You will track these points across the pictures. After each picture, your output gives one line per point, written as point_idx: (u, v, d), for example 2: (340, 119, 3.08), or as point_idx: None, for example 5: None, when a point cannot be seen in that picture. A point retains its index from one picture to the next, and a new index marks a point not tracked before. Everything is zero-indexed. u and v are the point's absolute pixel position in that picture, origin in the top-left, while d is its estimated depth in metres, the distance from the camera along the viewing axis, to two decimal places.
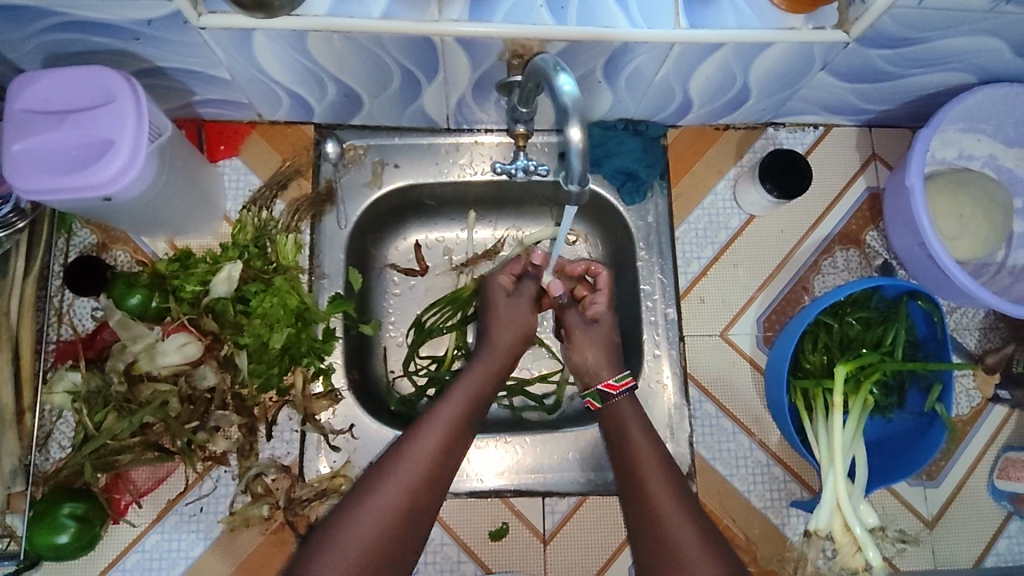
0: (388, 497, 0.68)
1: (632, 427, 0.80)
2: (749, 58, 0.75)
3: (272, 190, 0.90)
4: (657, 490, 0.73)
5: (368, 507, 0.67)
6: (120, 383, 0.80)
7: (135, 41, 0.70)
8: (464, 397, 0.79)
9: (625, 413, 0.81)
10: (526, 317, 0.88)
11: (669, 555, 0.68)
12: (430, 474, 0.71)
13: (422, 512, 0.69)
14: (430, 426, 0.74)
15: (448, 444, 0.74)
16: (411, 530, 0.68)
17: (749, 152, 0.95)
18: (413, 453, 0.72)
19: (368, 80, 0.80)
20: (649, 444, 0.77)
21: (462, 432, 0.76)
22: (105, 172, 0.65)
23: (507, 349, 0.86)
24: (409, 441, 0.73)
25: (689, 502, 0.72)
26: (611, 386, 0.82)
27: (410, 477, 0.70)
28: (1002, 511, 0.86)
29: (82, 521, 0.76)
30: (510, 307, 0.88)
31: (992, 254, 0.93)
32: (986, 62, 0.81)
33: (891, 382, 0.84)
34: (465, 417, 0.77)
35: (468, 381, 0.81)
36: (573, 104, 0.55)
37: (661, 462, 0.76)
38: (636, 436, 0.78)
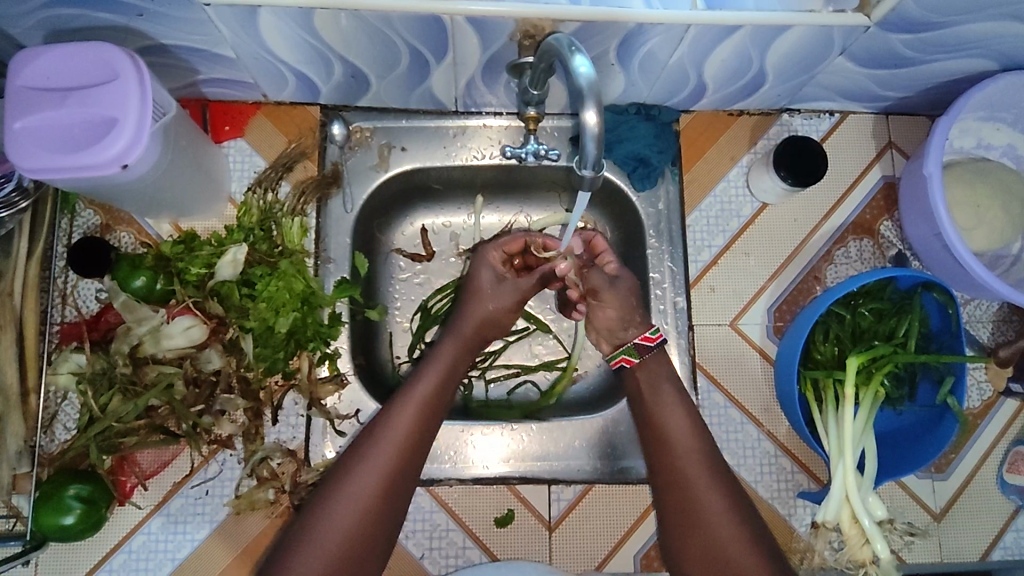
0: (359, 490, 0.68)
1: (665, 395, 0.78)
2: (767, 41, 0.73)
3: (277, 172, 0.89)
4: (685, 453, 0.74)
5: (340, 501, 0.67)
6: (125, 365, 0.80)
7: (139, 17, 0.68)
8: (434, 382, 0.76)
9: (654, 369, 0.81)
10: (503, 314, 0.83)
11: (693, 517, 0.71)
12: (400, 464, 0.70)
13: (396, 500, 0.70)
14: (397, 415, 0.73)
15: (416, 433, 0.72)
16: (387, 519, 0.69)
17: (763, 139, 0.94)
18: (382, 443, 0.71)
19: (375, 60, 0.79)
20: (677, 403, 0.78)
21: (432, 417, 0.74)
22: (107, 152, 0.64)
23: (480, 337, 0.83)
24: (375, 433, 0.71)
25: (720, 470, 0.73)
26: (648, 338, 0.81)
27: (379, 470, 0.69)
28: (1011, 505, 0.86)
29: (87, 503, 0.76)
30: (501, 307, 0.83)
31: (1008, 245, 0.91)
32: (1010, 48, 0.79)
33: (903, 374, 0.83)
34: (433, 403, 0.75)
35: (437, 365, 0.78)
36: (588, 85, 0.54)
37: (695, 433, 0.76)
38: (669, 406, 0.77)
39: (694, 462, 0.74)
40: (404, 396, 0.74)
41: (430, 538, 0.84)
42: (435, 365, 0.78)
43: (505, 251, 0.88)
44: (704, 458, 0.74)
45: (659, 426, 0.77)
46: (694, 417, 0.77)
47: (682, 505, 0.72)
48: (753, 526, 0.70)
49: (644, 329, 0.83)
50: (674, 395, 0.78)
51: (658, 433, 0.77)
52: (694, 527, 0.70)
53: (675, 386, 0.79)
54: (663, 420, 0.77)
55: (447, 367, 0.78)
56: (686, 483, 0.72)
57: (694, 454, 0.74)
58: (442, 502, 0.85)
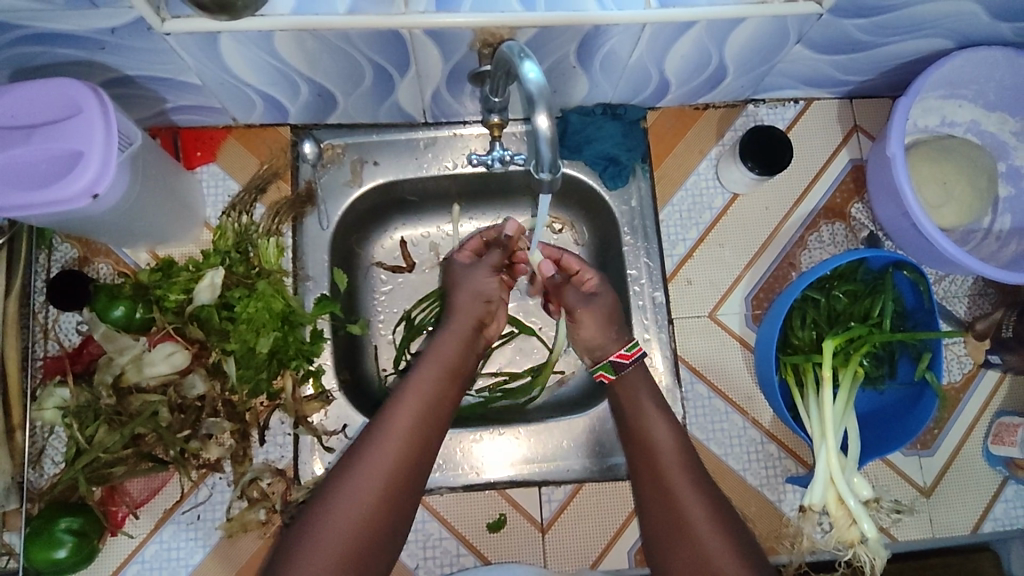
0: (361, 492, 0.67)
1: (648, 408, 0.79)
2: (723, 34, 0.75)
3: (251, 195, 0.90)
4: (668, 465, 0.74)
5: (337, 504, 0.66)
6: (109, 397, 0.80)
7: (101, 51, 0.69)
8: (434, 373, 0.77)
9: (637, 386, 0.81)
10: (494, 291, 0.85)
11: (680, 529, 0.71)
12: (404, 462, 0.70)
13: (402, 496, 0.69)
14: (400, 412, 0.72)
15: (419, 431, 0.72)
16: (390, 520, 0.68)
17: (730, 131, 0.95)
18: (384, 441, 0.70)
19: (340, 78, 0.80)
20: (660, 418, 0.78)
21: (434, 415, 0.74)
22: (73, 187, 0.65)
23: (475, 319, 0.83)
24: (378, 433, 0.71)
25: (705, 484, 0.74)
26: (624, 355, 0.82)
27: (382, 468, 0.69)
28: (998, 476, 0.86)
29: (79, 535, 0.76)
30: (482, 282, 0.85)
31: (978, 220, 0.92)
32: (964, 26, 0.80)
33: (881, 353, 0.84)
34: (435, 400, 0.75)
35: (439, 359, 0.78)
36: (538, 91, 0.54)
37: (681, 447, 0.76)
38: (653, 418, 0.78)
39: (680, 475, 0.74)
40: (408, 392, 0.74)
41: (424, 548, 0.84)
42: (436, 358, 0.78)
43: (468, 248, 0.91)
44: (688, 471, 0.74)
45: (644, 439, 0.77)
46: (679, 430, 0.78)
47: (671, 517, 0.71)
48: (741, 538, 0.70)
49: (620, 346, 0.83)
50: (655, 405, 0.79)
51: (643, 444, 0.77)
52: (683, 539, 0.70)
53: (657, 399, 0.80)
54: (645, 428, 0.77)
55: (449, 358, 0.79)
56: (674, 496, 0.72)
57: (680, 468, 0.74)
58: (434, 511, 0.85)
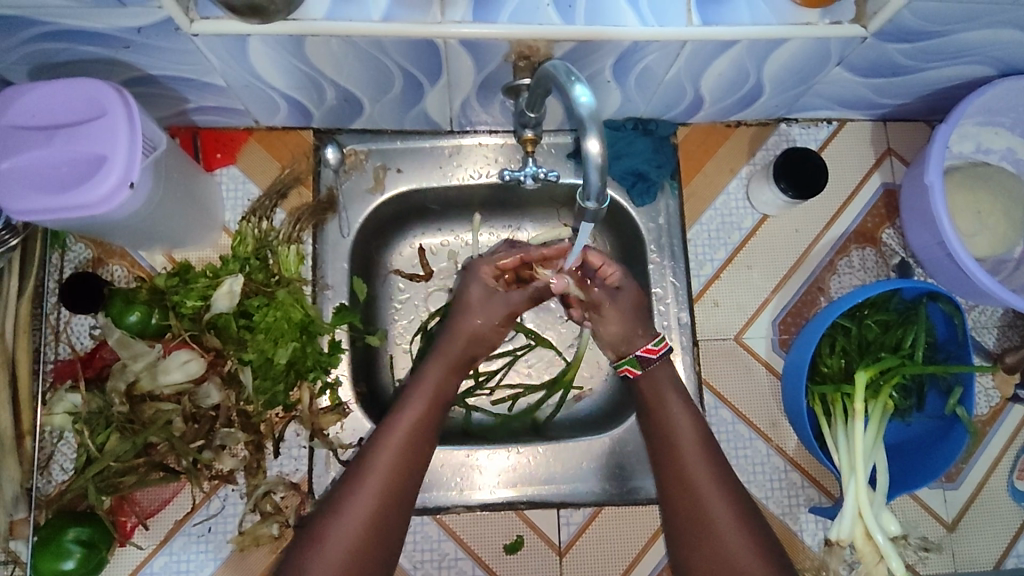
0: (348, 527, 0.65)
1: (670, 401, 0.77)
2: (764, 54, 0.72)
3: (272, 200, 0.87)
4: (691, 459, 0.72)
5: (326, 538, 0.65)
6: (122, 404, 0.78)
7: (125, 50, 0.67)
8: (423, 400, 0.75)
9: (661, 381, 0.79)
10: (494, 328, 0.83)
11: (701, 523, 0.69)
12: (394, 488, 0.69)
13: (390, 523, 0.68)
14: (385, 444, 0.71)
15: (406, 463, 0.70)
16: (381, 547, 0.67)
17: (761, 150, 0.93)
18: (374, 467, 0.69)
19: (368, 83, 0.77)
20: (682, 410, 0.76)
21: (423, 442, 0.73)
22: (96, 191, 0.62)
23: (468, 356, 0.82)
24: (364, 467, 0.69)
25: (727, 478, 0.72)
26: (650, 350, 0.80)
27: (369, 500, 0.67)
28: (1022, 512, 0.85)
29: (87, 546, 0.74)
30: (490, 319, 0.82)
31: (1010, 250, 0.91)
32: (1008, 54, 0.78)
33: (910, 384, 0.83)
34: (424, 428, 0.73)
35: (425, 388, 0.77)
36: (588, 112, 0.52)
37: (703, 443, 0.74)
38: (676, 410, 0.76)
39: (717, 497, 0.70)
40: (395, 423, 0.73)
41: (438, 567, 0.83)
42: (422, 388, 0.76)
43: (497, 265, 0.85)
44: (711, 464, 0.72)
45: (667, 431, 0.75)
46: (711, 447, 0.74)
47: (704, 545, 0.68)
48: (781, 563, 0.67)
49: (646, 341, 0.81)
50: (679, 398, 0.77)
51: (663, 436, 0.75)
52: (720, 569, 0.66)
53: (691, 411, 0.76)
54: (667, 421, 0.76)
55: (436, 386, 0.77)
56: (710, 519, 0.69)
57: (704, 464, 0.72)
58: (451, 531, 0.84)
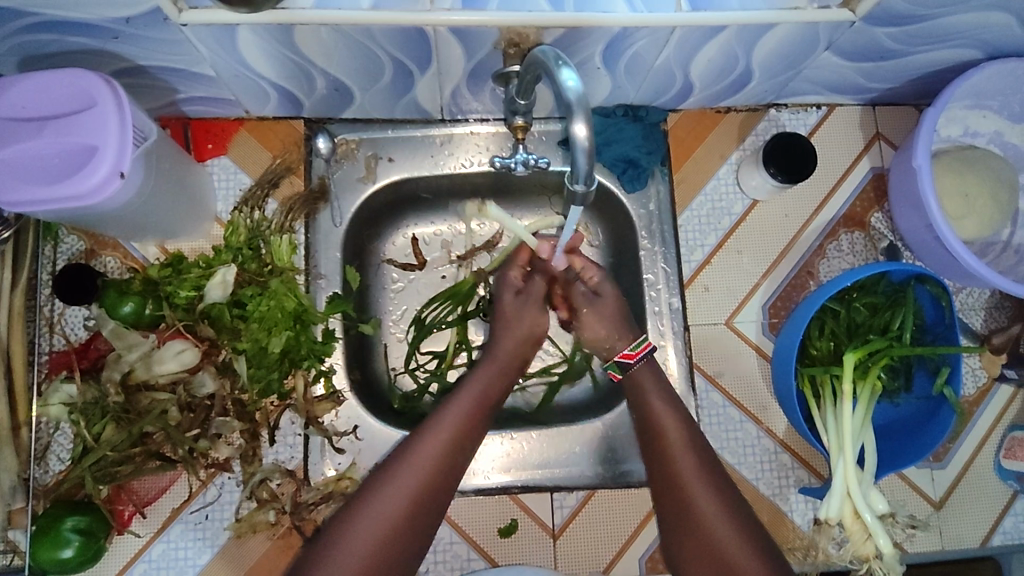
0: (387, 514, 0.65)
1: (654, 399, 0.78)
2: (753, 39, 0.73)
3: (263, 190, 0.88)
4: (680, 457, 0.72)
5: (365, 521, 0.64)
6: (117, 394, 0.79)
7: (114, 40, 0.67)
8: (471, 396, 0.76)
9: (645, 380, 0.80)
10: (538, 327, 0.85)
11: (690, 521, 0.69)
12: (436, 477, 0.69)
13: (427, 511, 0.67)
14: (433, 437, 0.71)
15: (451, 456, 0.70)
16: (412, 535, 0.66)
17: (751, 135, 0.93)
18: (419, 453, 0.69)
19: (358, 72, 0.77)
20: (667, 408, 0.77)
21: (467, 438, 0.73)
22: (87, 182, 0.63)
23: (521, 359, 0.84)
24: (414, 444, 0.70)
25: (715, 473, 0.72)
26: (628, 354, 0.81)
27: (411, 484, 0.67)
28: (1008, 490, 0.87)
29: (85, 535, 0.75)
30: (530, 318, 0.85)
31: (997, 232, 0.91)
32: (994, 37, 0.78)
33: (898, 366, 0.84)
34: (471, 424, 0.74)
35: (474, 392, 0.77)
36: (576, 98, 0.53)
37: (689, 439, 0.74)
38: (659, 408, 0.77)
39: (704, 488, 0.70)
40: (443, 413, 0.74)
41: (434, 552, 0.84)
42: (470, 391, 0.77)
43: None
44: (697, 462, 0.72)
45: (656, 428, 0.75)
46: (696, 439, 0.74)
47: (693, 538, 0.68)
48: (770, 553, 0.67)
49: (626, 345, 0.82)
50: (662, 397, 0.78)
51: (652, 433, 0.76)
52: (711, 562, 0.67)
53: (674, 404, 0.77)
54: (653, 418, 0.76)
55: (485, 391, 0.78)
56: (696, 512, 0.69)
57: (691, 463, 0.72)
58: (446, 516, 0.85)
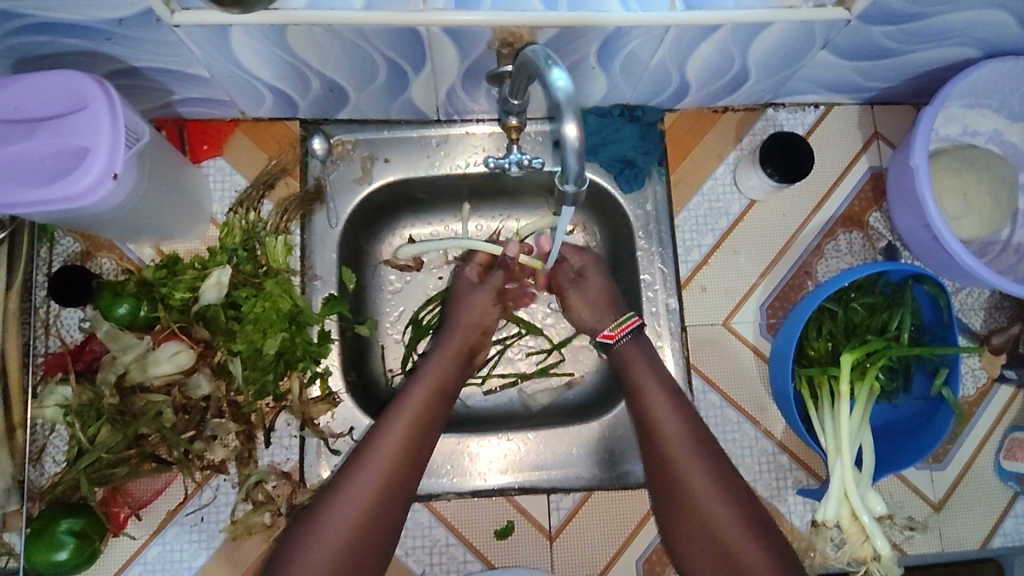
0: (354, 497, 0.66)
1: (645, 378, 0.76)
2: (748, 38, 0.72)
3: (259, 191, 0.88)
4: (671, 436, 0.71)
5: (326, 525, 0.65)
6: (112, 396, 0.78)
7: (107, 41, 0.67)
8: (426, 390, 0.77)
9: (635, 361, 0.79)
10: (487, 316, 0.87)
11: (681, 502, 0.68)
12: (397, 472, 0.69)
13: (393, 504, 0.68)
14: (393, 426, 0.72)
15: (411, 446, 0.71)
16: (382, 528, 0.66)
17: (749, 135, 0.93)
18: (379, 449, 0.70)
19: (352, 73, 0.77)
20: (657, 388, 0.75)
21: (426, 431, 0.73)
22: (80, 183, 0.63)
23: (468, 348, 0.85)
24: (372, 442, 0.70)
25: (708, 451, 0.70)
26: (609, 335, 0.81)
27: (372, 480, 0.67)
28: (1009, 492, 0.86)
29: (80, 536, 0.75)
30: (480, 309, 0.87)
31: (997, 232, 0.91)
32: (993, 35, 0.78)
33: (896, 366, 0.83)
34: (429, 418, 0.74)
35: (427, 382, 0.78)
36: (566, 97, 0.53)
37: (681, 417, 0.72)
38: (648, 387, 0.75)
39: (707, 483, 0.68)
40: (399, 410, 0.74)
41: (431, 554, 0.83)
42: (428, 376, 0.79)
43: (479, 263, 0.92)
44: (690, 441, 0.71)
45: (643, 407, 0.74)
46: (696, 431, 0.72)
47: (695, 532, 0.67)
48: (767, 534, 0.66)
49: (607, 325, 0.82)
50: (653, 376, 0.76)
51: (643, 412, 0.74)
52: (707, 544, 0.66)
53: (669, 394, 0.74)
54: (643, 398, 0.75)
55: (440, 376, 0.79)
56: (687, 492, 0.68)
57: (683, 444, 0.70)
58: (442, 518, 0.84)
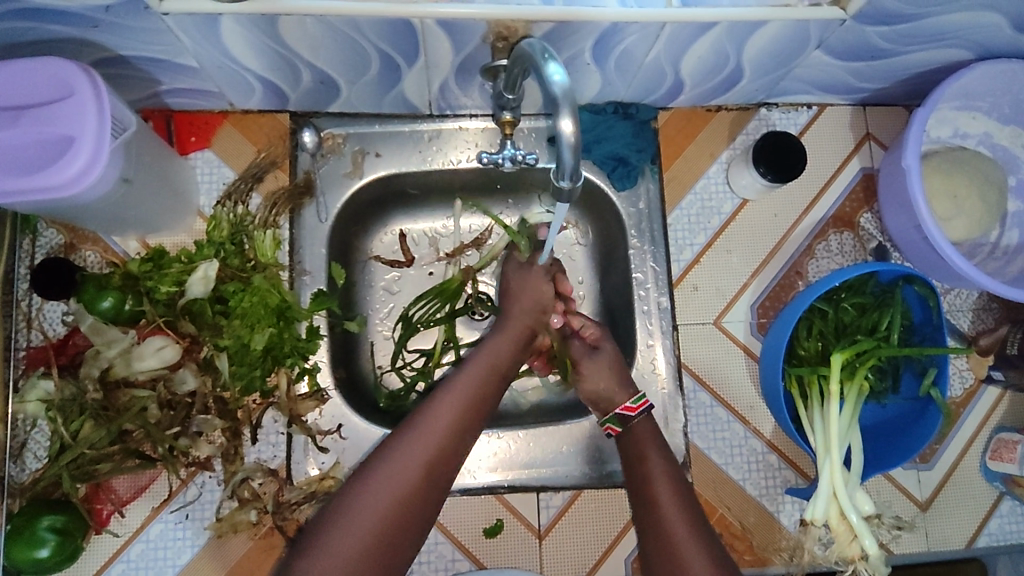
0: (399, 469, 0.64)
1: (640, 423, 0.79)
2: (744, 37, 0.72)
3: (247, 183, 0.87)
4: (656, 476, 0.73)
5: (365, 493, 0.62)
6: (95, 391, 0.77)
7: (93, 29, 0.65)
8: (482, 366, 0.76)
9: (645, 435, 0.78)
10: (544, 299, 0.84)
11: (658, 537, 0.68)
12: (446, 445, 0.68)
13: (439, 478, 0.66)
14: (446, 398, 0.71)
15: (461, 422, 0.70)
16: (423, 503, 0.64)
17: (741, 135, 0.93)
18: (430, 421, 0.69)
19: (345, 65, 0.76)
20: (649, 436, 0.78)
21: (477, 410, 0.72)
22: (66, 172, 0.61)
23: (528, 328, 0.82)
24: (423, 412, 0.70)
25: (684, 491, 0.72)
26: (630, 408, 0.79)
27: (421, 450, 0.66)
28: (994, 492, 0.87)
29: (61, 534, 0.73)
30: (535, 288, 0.84)
31: (986, 234, 0.91)
32: (985, 38, 0.78)
33: (886, 366, 0.84)
34: (481, 396, 0.73)
35: (473, 374, 0.75)
36: (562, 91, 0.52)
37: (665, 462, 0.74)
38: (642, 432, 0.78)
39: (672, 503, 0.70)
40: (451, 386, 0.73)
41: (419, 552, 0.83)
42: (486, 354, 0.78)
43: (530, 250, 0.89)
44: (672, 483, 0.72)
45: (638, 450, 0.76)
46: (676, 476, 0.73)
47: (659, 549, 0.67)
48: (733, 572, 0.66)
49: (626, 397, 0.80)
50: (648, 424, 0.79)
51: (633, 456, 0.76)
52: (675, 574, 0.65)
53: (658, 443, 0.77)
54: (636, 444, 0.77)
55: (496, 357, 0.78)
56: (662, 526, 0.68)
57: (664, 486, 0.72)
58: None
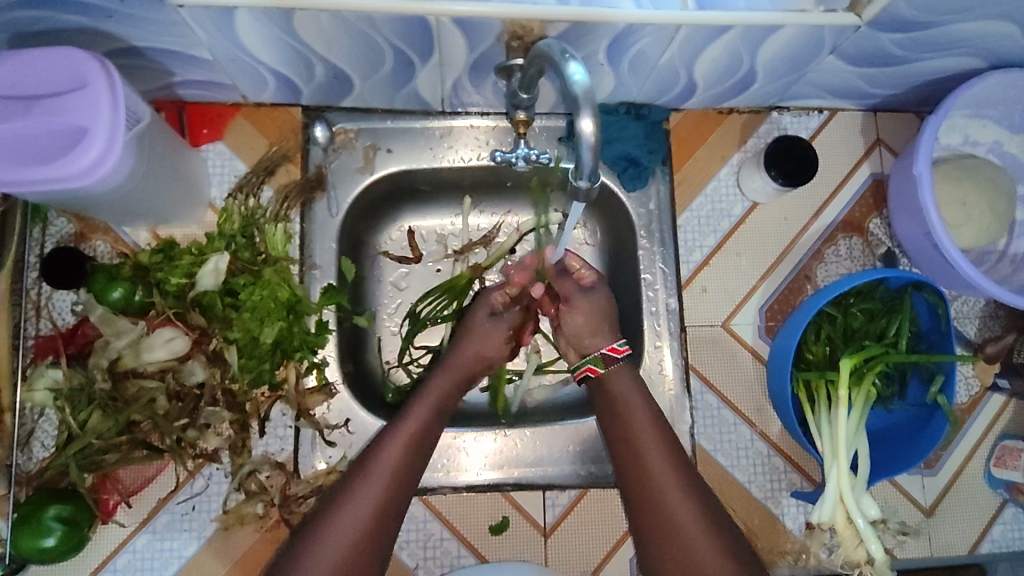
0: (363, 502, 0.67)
1: (634, 398, 0.76)
2: (758, 41, 0.72)
3: (259, 177, 0.87)
4: (655, 457, 0.72)
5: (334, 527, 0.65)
6: (104, 381, 0.77)
7: (108, 19, 0.65)
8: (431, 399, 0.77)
9: (624, 385, 0.78)
10: (499, 352, 0.84)
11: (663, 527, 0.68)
12: (402, 479, 0.69)
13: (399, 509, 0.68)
14: (404, 431, 0.72)
15: (413, 455, 0.71)
16: (386, 533, 0.67)
17: (752, 138, 0.93)
18: (384, 455, 0.70)
19: (359, 60, 0.76)
20: (641, 411, 0.75)
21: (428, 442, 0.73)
22: (79, 163, 0.61)
23: (467, 376, 0.82)
24: (380, 446, 0.71)
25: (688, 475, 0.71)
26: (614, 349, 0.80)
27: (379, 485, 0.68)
28: (997, 499, 0.87)
29: (69, 524, 0.73)
30: (493, 344, 0.84)
31: (993, 242, 0.92)
32: (998, 47, 0.78)
33: (892, 372, 0.84)
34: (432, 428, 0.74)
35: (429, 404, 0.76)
36: (584, 92, 0.52)
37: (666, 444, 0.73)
38: (635, 408, 0.76)
39: (675, 491, 0.69)
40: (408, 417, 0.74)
41: (425, 548, 0.83)
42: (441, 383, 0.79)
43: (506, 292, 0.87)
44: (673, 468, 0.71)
45: (628, 428, 0.75)
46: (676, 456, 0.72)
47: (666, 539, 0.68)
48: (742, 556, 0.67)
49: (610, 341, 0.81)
50: (641, 397, 0.76)
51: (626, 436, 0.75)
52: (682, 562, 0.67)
53: (652, 417, 0.75)
54: (629, 421, 0.75)
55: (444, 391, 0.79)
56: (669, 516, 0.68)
57: (667, 472, 0.71)
58: (437, 513, 0.84)
